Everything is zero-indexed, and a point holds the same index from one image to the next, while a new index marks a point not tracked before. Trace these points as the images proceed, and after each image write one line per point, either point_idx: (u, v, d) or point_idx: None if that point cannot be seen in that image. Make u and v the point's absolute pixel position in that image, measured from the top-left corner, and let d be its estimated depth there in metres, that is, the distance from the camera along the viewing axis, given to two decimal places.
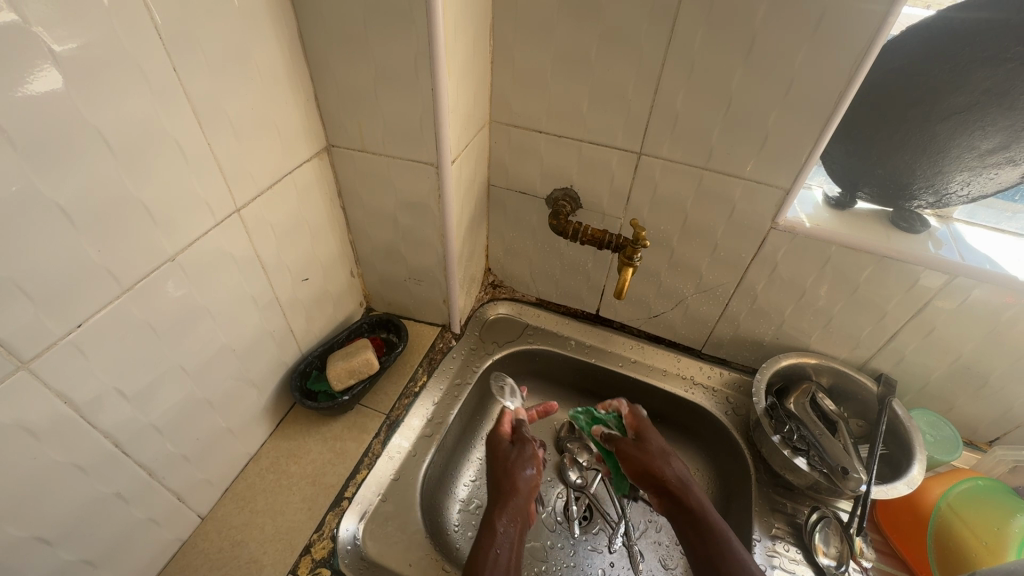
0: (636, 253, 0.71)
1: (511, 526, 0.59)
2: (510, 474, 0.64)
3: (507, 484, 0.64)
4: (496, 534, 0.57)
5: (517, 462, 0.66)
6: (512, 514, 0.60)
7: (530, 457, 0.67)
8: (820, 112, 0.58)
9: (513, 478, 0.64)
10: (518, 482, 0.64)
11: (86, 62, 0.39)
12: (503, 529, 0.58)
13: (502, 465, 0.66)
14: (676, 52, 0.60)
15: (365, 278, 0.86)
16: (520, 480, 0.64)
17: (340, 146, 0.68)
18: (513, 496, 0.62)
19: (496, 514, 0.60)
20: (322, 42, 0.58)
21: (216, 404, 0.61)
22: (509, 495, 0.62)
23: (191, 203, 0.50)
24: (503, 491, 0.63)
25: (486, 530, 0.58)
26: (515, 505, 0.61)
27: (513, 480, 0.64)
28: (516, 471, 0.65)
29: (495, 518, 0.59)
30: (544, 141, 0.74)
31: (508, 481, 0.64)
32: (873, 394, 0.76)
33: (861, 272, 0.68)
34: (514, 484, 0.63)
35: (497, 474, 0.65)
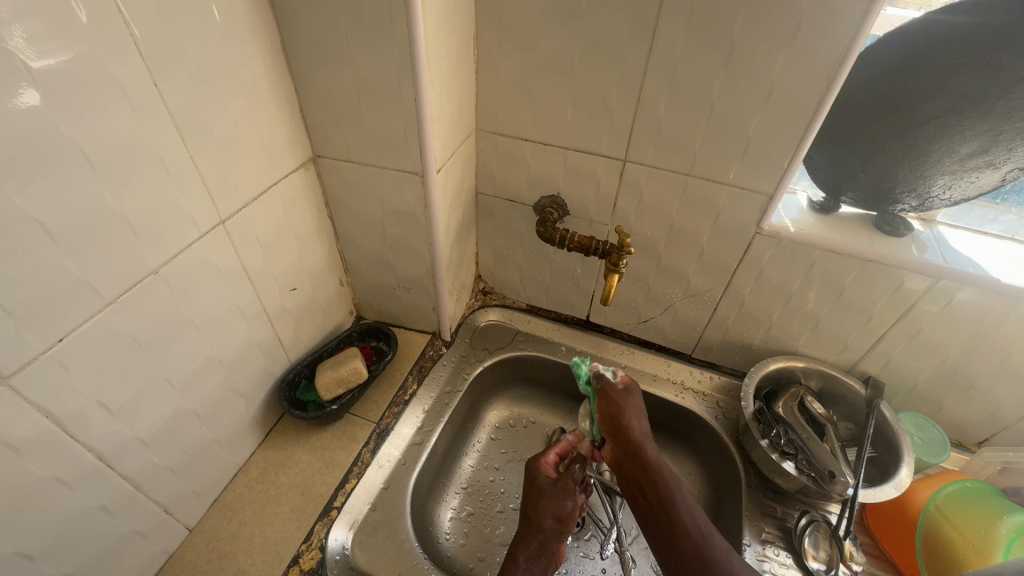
0: (622, 260, 0.71)
1: (533, 560, 0.61)
2: (539, 508, 0.65)
3: (534, 518, 0.65)
4: (516, 570, 0.60)
5: (547, 498, 0.66)
6: (535, 552, 0.62)
7: (564, 497, 0.67)
8: (800, 118, 0.58)
9: (543, 513, 0.65)
10: (547, 521, 0.64)
11: (66, 80, 0.39)
12: (523, 564, 0.61)
13: (533, 498, 0.67)
14: (658, 60, 0.60)
15: (354, 286, 0.86)
16: (546, 517, 0.65)
17: (326, 156, 0.68)
18: (539, 532, 0.63)
19: (520, 547, 0.62)
20: (305, 54, 0.58)
21: (202, 416, 0.61)
22: (534, 529, 0.63)
23: (174, 215, 0.50)
24: (529, 524, 0.64)
25: (509, 559, 0.61)
26: (542, 539, 0.63)
27: (541, 515, 0.65)
28: (547, 507, 0.66)
29: (518, 551, 0.62)
30: (530, 149, 0.74)
31: (538, 515, 0.65)
32: (861, 397, 0.76)
33: (845, 276, 0.69)
34: (542, 521, 0.64)
35: (527, 503, 0.67)
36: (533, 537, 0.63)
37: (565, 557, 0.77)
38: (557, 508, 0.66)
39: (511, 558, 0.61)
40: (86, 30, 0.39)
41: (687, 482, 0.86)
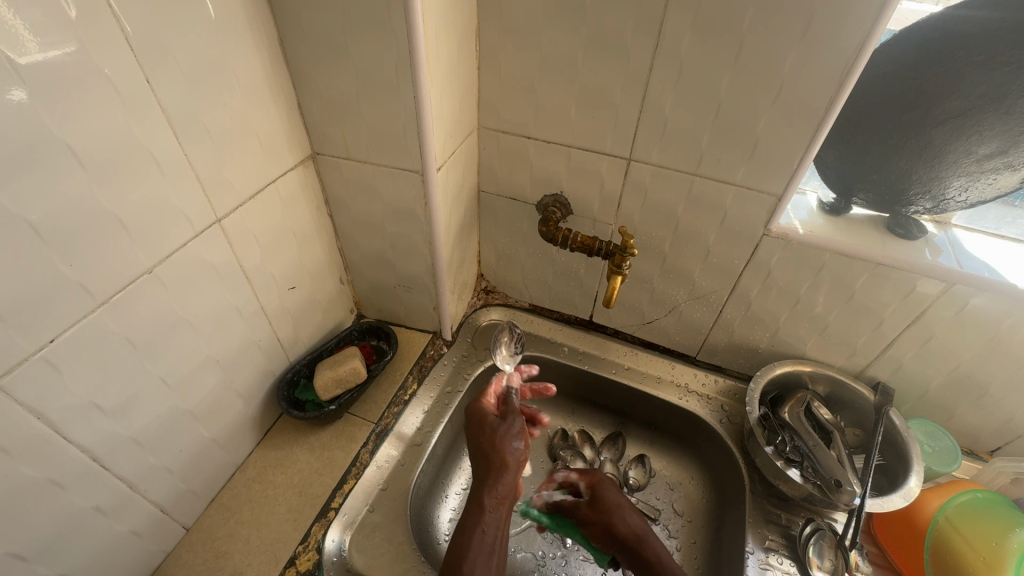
0: (625, 261, 0.68)
1: (498, 506, 0.56)
2: (496, 446, 0.61)
3: (495, 455, 0.60)
4: (486, 508, 0.55)
5: (498, 441, 0.62)
6: (501, 494, 0.57)
7: (506, 429, 0.63)
8: (811, 116, 0.57)
9: (490, 458, 0.60)
10: (508, 458, 0.60)
11: (54, 76, 0.38)
12: (491, 508, 0.56)
13: (488, 438, 0.62)
14: (664, 57, 0.58)
15: (354, 285, 0.85)
16: (507, 455, 0.60)
17: (324, 154, 0.67)
18: (491, 468, 0.59)
19: (485, 489, 0.57)
20: (303, 50, 0.57)
21: (199, 415, 0.60)
22: (497, 469, 0.59)
23: (166, 213, 0.49)
24: (489, 464, 0.60)
25: (474, 503, 0.56)
26: (499, 481, 0.58)
27: (501, 453, 0.60)
28: (501, 443, 0.61)
29: (482, 494, 0.57)
30: (533, 147, 0.73)
31: (495, 457, 0.60)
32: (870, 402, 0.74)
33: (856, 279, 0.67)
34: (505, 456, 0.60)
35: (484, 446, 0.62)
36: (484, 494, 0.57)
37: (565, 560, 0.77)
38: (496, 440, 0.62)
39: (473, 516, 0.55)
40: (75, 26, 0.38)
41: (691, 486, 0.85)
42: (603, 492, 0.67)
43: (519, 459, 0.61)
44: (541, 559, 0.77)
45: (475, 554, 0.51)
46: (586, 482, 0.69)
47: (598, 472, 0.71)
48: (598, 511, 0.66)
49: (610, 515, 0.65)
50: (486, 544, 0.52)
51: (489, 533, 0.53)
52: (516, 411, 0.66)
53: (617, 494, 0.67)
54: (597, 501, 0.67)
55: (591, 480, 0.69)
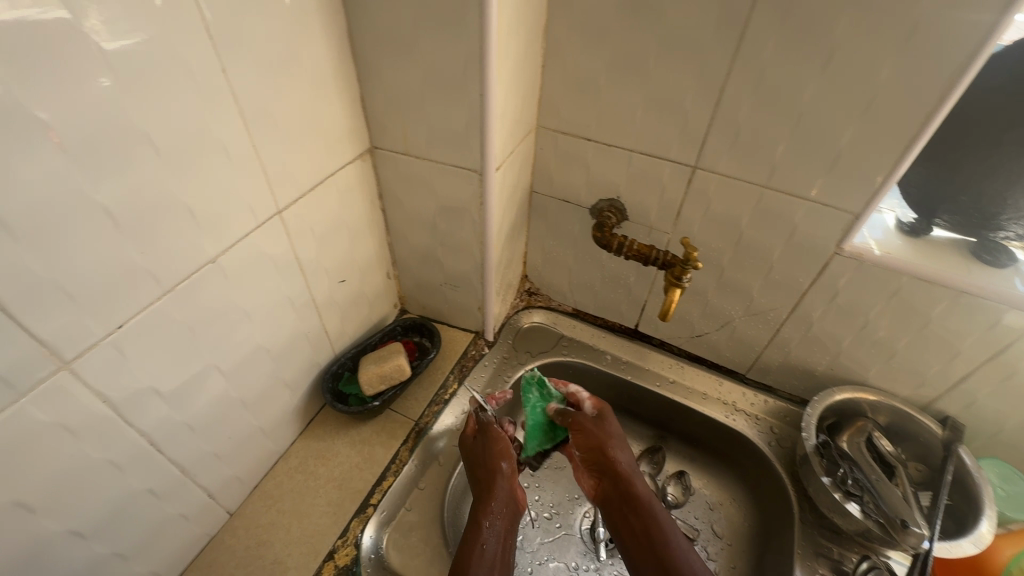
0: (686, 274, 0.65)
1: (498, 523, 0.60)
2: (488, 463, 0.65)
3: (488, 480, 0.64)
4: (483, 530, 0.59)
5: (484, 458, 0.66)
6: (497, 509, 0.62)
7: (491, 442, 0.67)
8: (904, 130, 0.53)
9: (485, 475, 0.65)
10: (499, 474, 0.64)
11: (140, 63, 0.38)
12: (489, 524, 0.60)
13: (479, 457, 0.67)
14: (744, 62, 0.55)
15: (400, 279, 0.85)
16: (495, 471, 0.64)
17: (383, 148, 0.66)
18: (485, 486, 0.64)
19: (482, 512, 0.61)
20: (370, 43, 0.56)
21: (248, 403, 0.61)
22: (490, 487, 0.63)
23: (232, 203, 0.49)
24: (485, 486, 0.64)
25: (474, 524, 0.60)
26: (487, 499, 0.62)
27: (493, 467, 0.65)
28: (492, 464, 0.65)
29: (482, 516, 0.61)
30: (592, 150, 0.71)
31: (485, 472, 0.65)
32: (938, 438, 0.69)
33: (933, 306, 0.63)
34: (495, 470, 0.64)
35: (475, 463, 0.66)
36: (487, 511, 0.61)
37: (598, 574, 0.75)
38: (491, 457, 0.66)
39: (475, 529, 0.59)
40: (162, 14, 0.38)
41: (732, 507, 0.82)
42: (608, 422, 0.70)
43: (506, 477, 0.64)
44: (574, 570, 0.76)
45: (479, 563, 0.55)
46: (591, 407, 0.73)
47: (606, 403, 0.73)
48: (596, 439, 0.68)
49: (604, 450, 0.67)
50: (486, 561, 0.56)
51: (489, 550, 0.57)
52: (489, 426, 0.69)
53: (614, 424, 0.70)
54: (602, 425, 0.69)
55: (600, 408, 0.72)
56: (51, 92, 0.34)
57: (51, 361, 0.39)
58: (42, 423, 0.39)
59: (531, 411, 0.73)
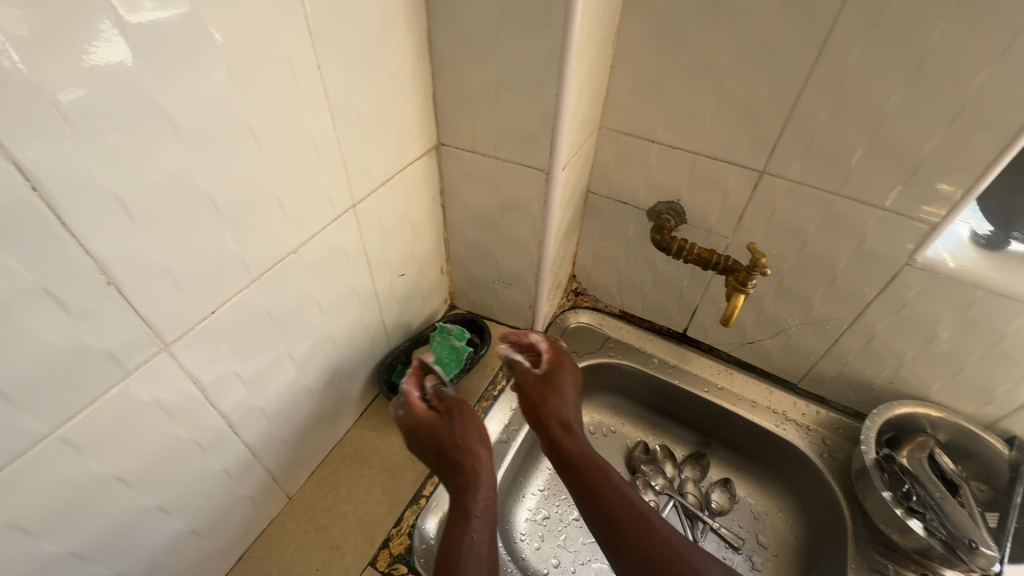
0: (751, 280, 0.64)
1: (489, 499, 0.59)
2: (463, 446, 0.60)
3: (464, 459, 0.59)
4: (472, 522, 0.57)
5: (455, 441, 0.60)
6: (485, 495, 0.59)
7: (467, 423, 0.62)
8: (994, 141, 0.51)
9: (459, 459, 0.59)
10: (478, 455, 0.60)
11: (248, 58, 0.39)
12: (478, 515, 0.57)
13: (448, 439, 0.60)
14: (826, 67, 0.54)
15: (452, 275, 0.86)
16: (467, 448, 0.60)
17: (449, 145, 0.67)
18: (461, 468, 0.59)
19: (469, 498, 0.58)
20: (448, 41, 0.57)
21: (313, 391, 0.62)
22: (470, 473, 0.59)
23: (315, 197, 0.51)
24: (461, 467, 0.59)
25: (458, 510, 0.58)
26: (463, 480, 0.59)
27: (473, 453, 0.60)
28: (466, 444, 0.60)
29: (470, 502, 0.58)
30: (655, 152, 0.70)
31: (463, 454, 0.60)
32: (1003, 458, 0.67)
33: (1009, 323, 0.61)
34: (474, 457, 0.60)
35: (443, 446, 0.60)
36: (471, 500, 0.58)
37: None
38: (469, 438, 0.61)
39: (461, 521, 0.57)
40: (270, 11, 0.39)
41: (778, 517, 0.81)
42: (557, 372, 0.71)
43: (485, 452, 0.61)
44: None
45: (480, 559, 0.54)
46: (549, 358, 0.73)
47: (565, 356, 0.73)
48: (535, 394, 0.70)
49: (546, 404, 0.69)
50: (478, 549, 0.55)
51: (478, 543, 0.55)
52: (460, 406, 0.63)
53: (572, 388, 0.70)
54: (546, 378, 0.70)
55: (553, 358, 0.73)
56: (175, 86, 0.35)
57: (154, 343, 0.40)
58: (142, 401, 0.41)
59: (437, 348, 0.73)
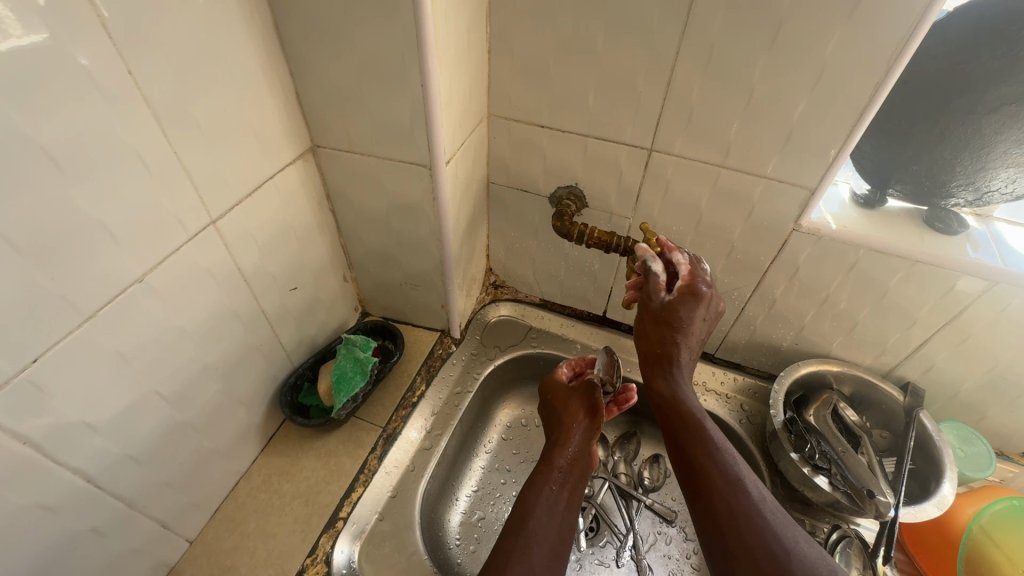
0: (646, 260, 0.65)
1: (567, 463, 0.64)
2: (568, 410, 0.70)
3: (566, 424, 0.69)
4: (551, 472, 0.63)
5: (576, 407, 0.70)
6: (573, 456, 0.65)
7: (582, 392, 0.72)
8: (853, 103, 0.52)
9: (575, 421, 0.68)
10: (578, 420, 0.69)
11: (24, 69, 0.34)
12: (558, 468, 0.64)
13: (559, 402, 0.72)
14: (693, 40, 0.54)
15: (359, 282, 0.81)
16: (574, 418, 0.69)
17: (325, 146, 0.62)
18: (571, 437, 0.67)
19: (556, 455, 0.65)
20: (299, 35, 0.52)
21: (198, 425, 0.57)
22: (567, 431, 0.68)
23: (158, 217, 0.46)
24: (560, 432, 0.68)
25: (546, 463, 0.65)
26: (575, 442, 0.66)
27: (574, 414, 0.70)
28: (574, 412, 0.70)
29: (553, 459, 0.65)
30: (546, 136, 0.69)
31: (567, 418, 0.70)
32: (899, 404, 0.71)
33: (890, 276, 0.63)
34: (573, 418, 0.69)
35: (561, 414, 0.71)
36: (556, 457, 0.65)
37: (580, 564, 0.76)
38: (574, 404, 0.71)
39: (543, 474, 0.63)
40: (45, 14, 0.34)
41: None
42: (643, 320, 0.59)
43: (589, 419, 0.68)
44: None
45: (542, 506, 0.59)
46: (682, 286, 0.57)
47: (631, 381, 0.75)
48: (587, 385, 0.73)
49: (653, 348, 0.58)
50: (554, 497, 0.60)
51: (552, 490, 0.61)
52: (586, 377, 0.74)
53: (700, 314, 0.56)
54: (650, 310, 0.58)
55: (688, 286, 0.57)
56: None
57: None
58: None
59: (340, 362, 0.69)
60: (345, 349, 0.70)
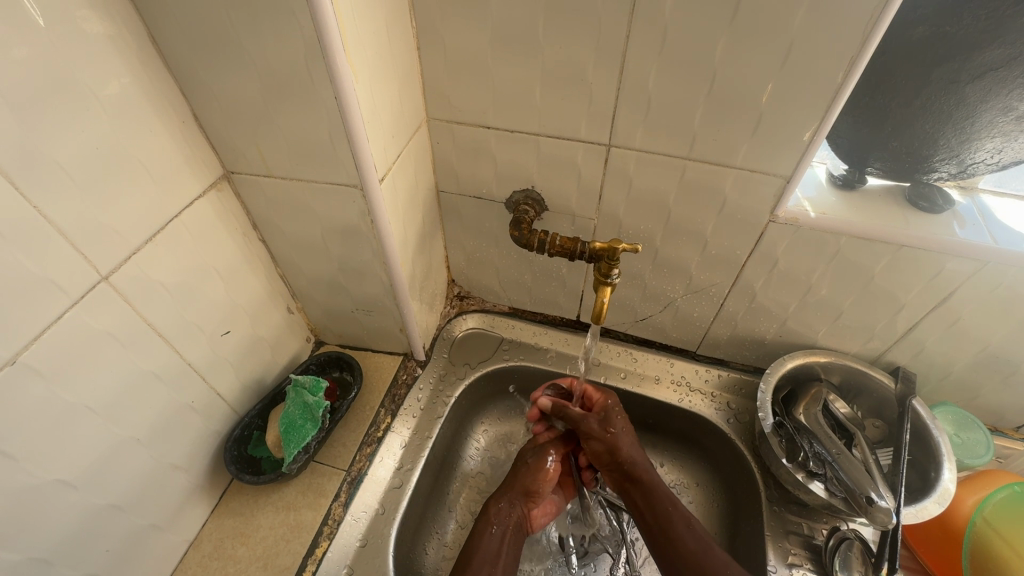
0: (614, 270, 0.59)
1: (504, 513, 0.66)
2: (518, 467, 0.71)
3: (514, 473, 0.71)
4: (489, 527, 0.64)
5: (525, 467, 0.70)
6: (512, 513, 0.67)
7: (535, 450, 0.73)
8: (825, 82, 0.47)
9: (519, 478, 0.69)
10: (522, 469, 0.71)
11: None
12: (496, 522, 0.65)
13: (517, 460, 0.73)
14: (643, 23, 0.47)
15: (307, 311, 0.74)
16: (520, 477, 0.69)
17: (241, 173, 0.55)
18: (510, 493, 0.68)
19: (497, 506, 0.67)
20: (184, 49, 0.44)
21: (125, 504, 0.51)
22: (509, 490, 0.69)
23: (28, 287, 0.39)
24: (508, 479, 0.70)
25: (484, 519, 0.66)
26: (512, 498, 0.68)
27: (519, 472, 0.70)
28: (531, 467, 0.70)
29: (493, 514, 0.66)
30: (494, 138, 0.62)
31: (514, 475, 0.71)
32: (891, 392, 0.67)
33: (876, 262, 0.59)
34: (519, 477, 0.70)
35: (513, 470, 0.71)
36: (497, 507, 0.67)
37: None
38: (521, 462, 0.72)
39: (483, 521, 0.65)
40: None
41: (700, 490, 0.78)
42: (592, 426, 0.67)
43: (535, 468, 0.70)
44: None
45: (479, 558, 0.60)
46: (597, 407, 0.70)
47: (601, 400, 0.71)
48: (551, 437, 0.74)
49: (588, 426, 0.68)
50: (490, 553, 0.62)
51: (490, 544, 0.62)
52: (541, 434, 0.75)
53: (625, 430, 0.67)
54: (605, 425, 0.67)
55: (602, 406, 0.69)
56: None
57: None
58: None
59: (288, 409, 0.62)
60: (293, 392, 0.63)
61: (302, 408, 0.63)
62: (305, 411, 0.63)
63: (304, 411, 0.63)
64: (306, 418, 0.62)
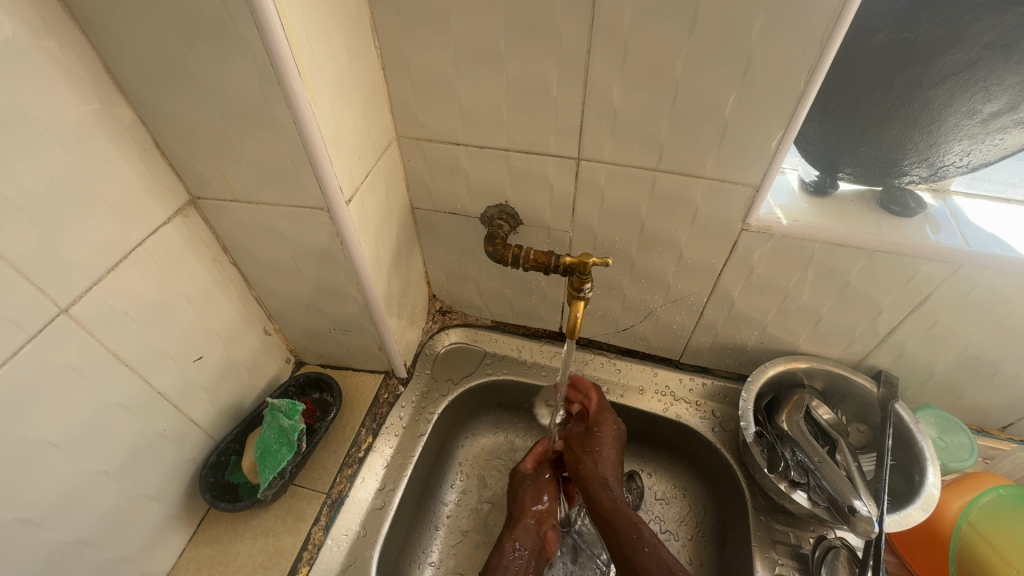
0: (586, 284, 0.59)
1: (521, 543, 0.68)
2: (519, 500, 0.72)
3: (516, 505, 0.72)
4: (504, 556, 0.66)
5: (526, 497, 0.72)
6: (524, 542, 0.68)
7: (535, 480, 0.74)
8: (787, 92, 0.47)
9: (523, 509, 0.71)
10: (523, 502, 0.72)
11: None
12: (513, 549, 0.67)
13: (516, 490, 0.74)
14: (603, 38, 0.47)
15: (285, 332, 0.74)
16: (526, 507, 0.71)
17: (207, 198, 0.54)
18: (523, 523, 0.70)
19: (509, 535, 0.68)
20: (140, 79, 0.44)
21: (93, 538, 0.50)
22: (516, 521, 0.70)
23: None
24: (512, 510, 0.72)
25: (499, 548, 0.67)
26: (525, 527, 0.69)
27: (523, 505, 0.72)
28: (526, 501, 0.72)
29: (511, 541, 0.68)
30: (464, 154, 0.61)
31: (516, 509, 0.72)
32: (874, 396, 0.67)
33: (851, 268, 0.58)
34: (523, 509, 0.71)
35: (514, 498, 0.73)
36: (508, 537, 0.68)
37: None
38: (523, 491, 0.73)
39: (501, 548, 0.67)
40: None
41: (687, 498, 0.78)
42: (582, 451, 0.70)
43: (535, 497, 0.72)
44: None
45: None
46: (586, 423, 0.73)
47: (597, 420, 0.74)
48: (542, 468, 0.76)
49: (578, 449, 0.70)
50: None
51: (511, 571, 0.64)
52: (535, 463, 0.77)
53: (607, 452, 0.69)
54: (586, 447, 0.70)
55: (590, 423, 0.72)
56: None
57: None
58: None
59: (264, 434, 0.62)
60: (270, 415, 0.63)
61: (277, 431, 0.62)
62: (281, 434, 0.63)
63: (280, 434, 0.62)
64: (281, 441, 0.62)
